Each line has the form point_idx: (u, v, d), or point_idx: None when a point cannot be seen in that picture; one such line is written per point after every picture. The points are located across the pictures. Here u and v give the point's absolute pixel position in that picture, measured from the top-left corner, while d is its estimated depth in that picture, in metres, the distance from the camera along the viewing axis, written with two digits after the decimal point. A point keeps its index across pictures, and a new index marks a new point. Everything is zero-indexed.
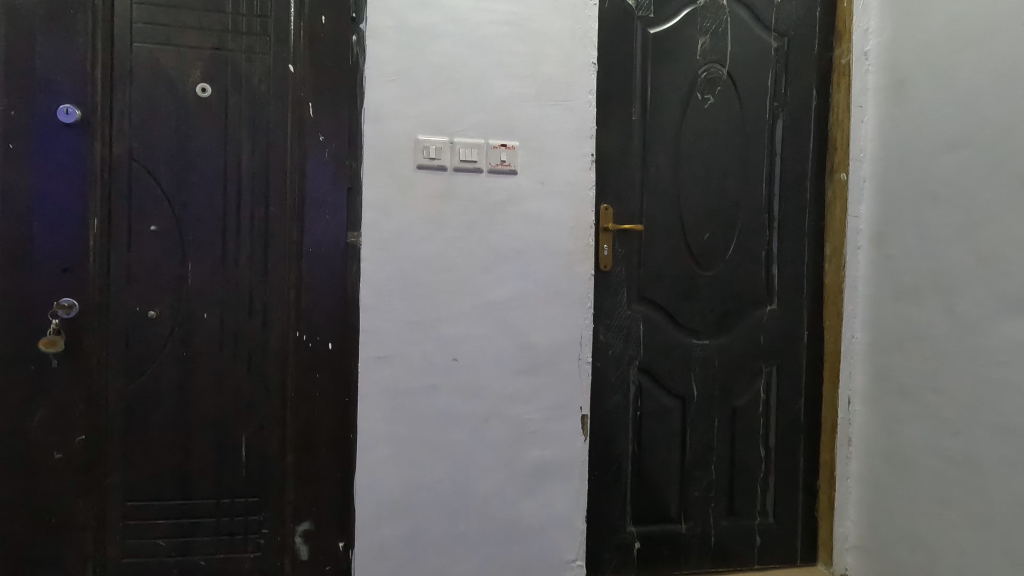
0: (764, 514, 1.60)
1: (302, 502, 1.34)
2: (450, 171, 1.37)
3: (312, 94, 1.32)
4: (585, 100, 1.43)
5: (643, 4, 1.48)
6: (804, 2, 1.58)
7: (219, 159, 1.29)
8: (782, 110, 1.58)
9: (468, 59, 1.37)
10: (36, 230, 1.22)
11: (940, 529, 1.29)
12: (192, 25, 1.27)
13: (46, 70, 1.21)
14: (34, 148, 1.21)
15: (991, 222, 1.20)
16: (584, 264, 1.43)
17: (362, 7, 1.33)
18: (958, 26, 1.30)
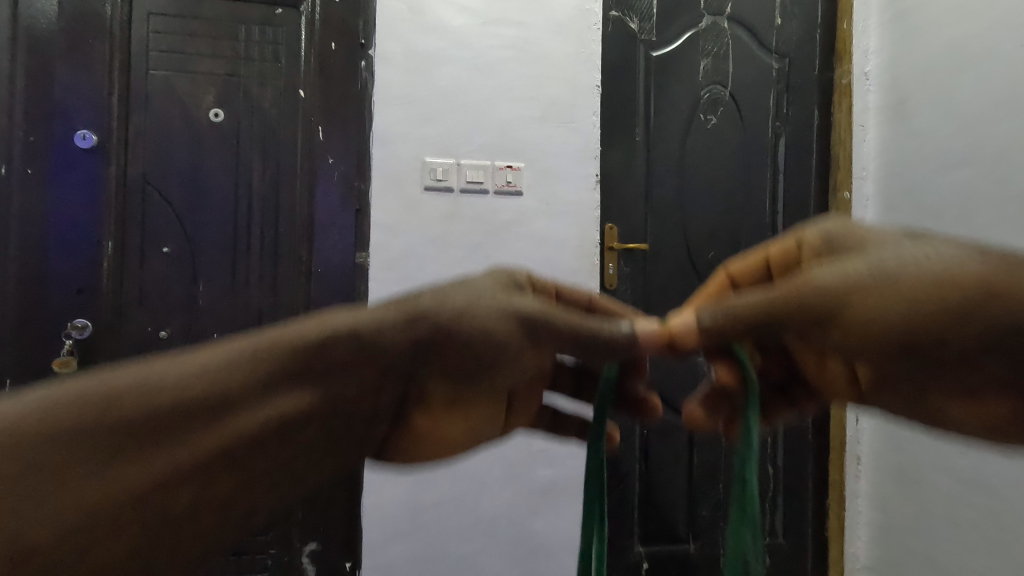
0: (774, 534, 1.58)
1: (309, 523, 1.34)
2: (457, 192, 1.39)
3: (321, 117, 1.34)
4: (589, 122, 1.45)
5: (645, 28, 1.51)
6: (803, 24, 1.61)
7: (230, 181, 1.31)
8: (784, 129, 1.59)
9: (474, 83, 1.40)
10: (50, 253, 1.24)
11: (950, 549, 1.29)
12: (205, 52, 1.30)
13: (65, 97, 1.24)
14: (50, 172, 1.23)
15: (995, 239, 1.21)
16: (589, 283, 1.44)
17: (371, 33, 1.36)
18: (959, 48, 1.32)
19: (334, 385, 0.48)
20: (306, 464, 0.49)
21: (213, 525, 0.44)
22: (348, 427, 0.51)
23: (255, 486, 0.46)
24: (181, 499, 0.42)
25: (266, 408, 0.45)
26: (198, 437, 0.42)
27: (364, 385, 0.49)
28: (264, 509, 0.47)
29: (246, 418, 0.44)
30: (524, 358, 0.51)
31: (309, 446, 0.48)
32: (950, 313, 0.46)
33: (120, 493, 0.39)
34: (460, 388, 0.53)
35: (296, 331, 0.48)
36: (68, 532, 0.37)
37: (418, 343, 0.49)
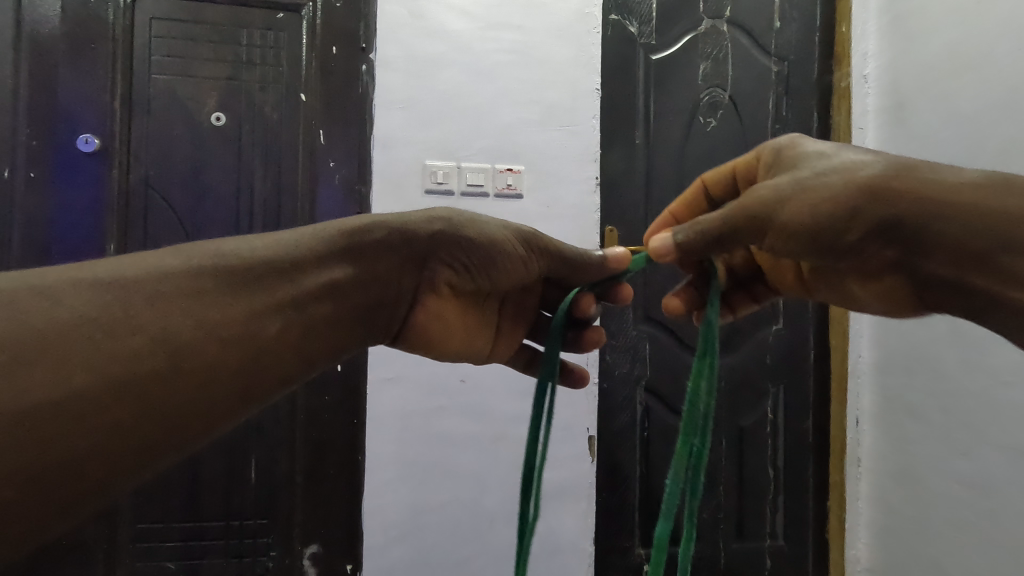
0: (774, 536, 1.59)
1: (310, 525, 1.34)
2: (457, 196, 1.39)
3: (323, 121, 1.35)
4: (589, 125, 1.46)
5: (644, 31, 1.51)
6: (802, 27, 1.61)
7: (232, 185, 1.31)
8: (784, 132, 1.60)
9: (475, 87, 1.41)
10: (53, 256, 1.24)
11: (947, 549, 1.30)
12: (207, 56, 1.31)
13: (69, 101, 1.25)
14: (54, 175, 1.24)
15: None
16: None
17: (372, 37, 1.37)
18: (958, 51, 1.33)
19: (364, 261, 0.62)
20: (351, 323, 0.62)
21: (292, 363, 0.55)
22: (380, 300, 0.65)
23: (320, 334, 0.58)
24: (271, 333, 0.53)
25: (323, 274, 0.58)
26: (273, 288, 0.54)
27: (389, 264, 0.65)
28: (323, 354, 0.59)
29: (313, 278, 0.57)
30: (518, 258, 0.70)
31: (352, 309, 0.61)
32: (848, 210, 0.56)
33: (229, 322, 0.49)
34: (469, 281, 0.70)
35: (334, 224, 0.61)
36: (198, 346, 0.47)
37: (438, 237, 0.67)
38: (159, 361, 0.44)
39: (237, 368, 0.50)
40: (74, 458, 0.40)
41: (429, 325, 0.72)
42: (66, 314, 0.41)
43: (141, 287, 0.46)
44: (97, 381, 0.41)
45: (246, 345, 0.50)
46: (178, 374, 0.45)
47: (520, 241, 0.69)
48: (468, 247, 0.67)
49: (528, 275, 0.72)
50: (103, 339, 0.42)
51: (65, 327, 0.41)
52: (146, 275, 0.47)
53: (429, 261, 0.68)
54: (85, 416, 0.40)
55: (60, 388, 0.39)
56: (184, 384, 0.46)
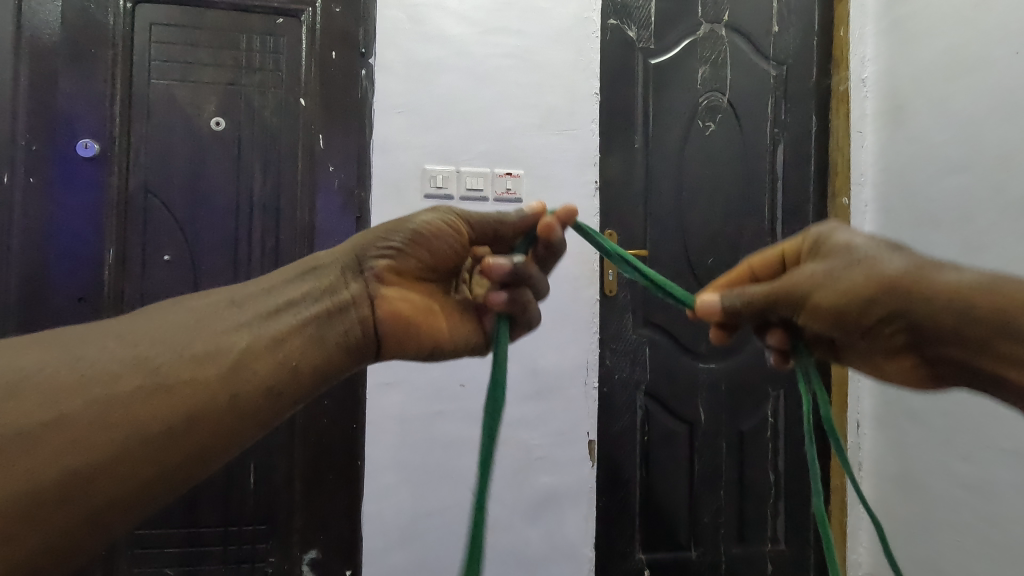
0: (775, 540, 1.58)
1: (309, 531, 1.33)
2: (457, 200, 1.40)
3: (322, 125, 1.35)
4: (588, 129, 1.46)
5: (643, 36, 1.52)
6: (801, 31, 1.62)
7: (231, 189, 1.31)
8: (782, 136, 1.60)
9: (474, 91, 1.41)
10: (53, 262, 1.24)
11: (950, 555, 1.29)
12: (207, 61, 1.31)
13: (68, 106, 1.25)
14: (53, 181, 1.24)
15: (992, 245, 1.23)
16: (589, 290, 1.45)
17: (371, 43, 1.37)
18: (953, 55, 1.34)
19: (315, 281, 0.68)
20: (326, 334, 0.65)
21: (267, 375, 0.60)
22: (344, 315, 0.68)
23: (292, 348, 0.63)
24: (238, 347, 0.60)
25: (276, 299, 0.65)
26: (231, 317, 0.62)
27: (338, 278, 0.69)
28: (305, 368, 0.63)
29: (263, 304, 0.64)
30: (439, 232, 0.73)
31: (318, 321, 0.65)
32: (871, 300, 0.61)
33: (192, 348, 0.58)
34: (412, 261, 0.73)
35: (282, 268, 0.70)
36: (172, 367, 0.56)
37: (367, 242, 0.72)
38: (131, 388, 0.54)
39: (213, 386, 0.57)
40: (77, 471, 0.50)
41: (398, 318, 0.71)
42: (57, 365, 0.53)
43: (116, 339, 0.57)
44: (84, 408, 0.52)
45: (212, 364, 0.58)
46: (149, 396, 0.54)
47: (439, 218, 0.73)
48: (399, 237, 0.72)
49: (458, 249, 0.75)
50: (88, 376, 0.53)
51: (59, 372, 0.53)
52: (126, 331, 0.58)
53: (366, 260, 0.71)
54: (79, 438, 0.51)
55: (54, 415, 0.50)
56: (158, 404, 0.54)
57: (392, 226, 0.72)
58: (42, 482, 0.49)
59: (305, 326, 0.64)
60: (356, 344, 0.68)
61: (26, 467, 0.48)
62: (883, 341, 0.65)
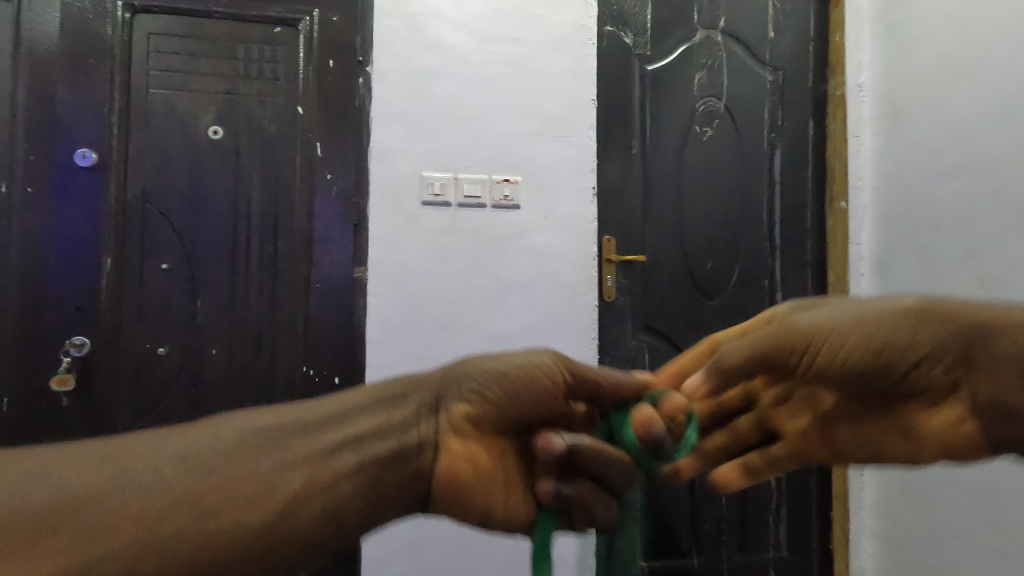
0: (778, 547, 1.57)
1: None
2: (454, 207, 1.39)
3: (320, 134, 1.35)
4: (586, 136, 1.47)
5: (640, 42, 1.52)
6: (797, 37, 1.62)
7: (230, 197, 1.32)
8: (780, 141, 1.60)
9: (470, 98, 1.41)
10: (50, 271, 1.24)
11: (956, 563, 1.27)
12: (205, 70, 1.31)
13: (67, 117, 1.26)
14: (51, 191, 1.24)
15: (990, 249, 1.23)
16: (588, 296, 1.44)
17: (368, 51, 1.38)
18: (950, 59, 1.34)
19: (382, 413, 0.54)
20: (383, 485, 0.50)
21: (315, 530, 0.44)
22: (407, 459, 0.53)
23: (347, 494, 0.47)
24: (292, 487, 0.44)
25: (356, 422, 0.51)
26: (288, 444, 0.46)
27: (408, 410, 0.55)
28: (351, 518, 0.47)
29: (335, 432, 0.49)
30: (536, 378, 0.61)
31: (371, 474, 0.49)
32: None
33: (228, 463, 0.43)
34: (489, 409, 0.60)
35: (342, 392, 0.54)
36: (231, 477, 0.42)
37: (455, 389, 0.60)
38: (185, 506, 0.39)
39: (263, 530, 0.41)
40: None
41: (458, 475, 0.58)
42: (110, 479, 0.39)
43: (171, 437, 0.43)
44: (125, 547, 0.36)
45: (263, 503, 0.42)
46: (207, 537, 0.39)
47: (547, 361, 0.62)
48: (489, 383, 0.60)
49: (552, 384, 0.62)
50: (132, 499, 0.38)
51: (96, 481, 0.38)
52: (184, 444, 0.43)
53: (444, 399, 0.59)
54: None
55: (88, 545, 0.35)
56: (234, 509, 0.41)
57: (471, 372, 0.61)
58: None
59: (383, 461, 0.50)
60: (401, 504, 0.53)
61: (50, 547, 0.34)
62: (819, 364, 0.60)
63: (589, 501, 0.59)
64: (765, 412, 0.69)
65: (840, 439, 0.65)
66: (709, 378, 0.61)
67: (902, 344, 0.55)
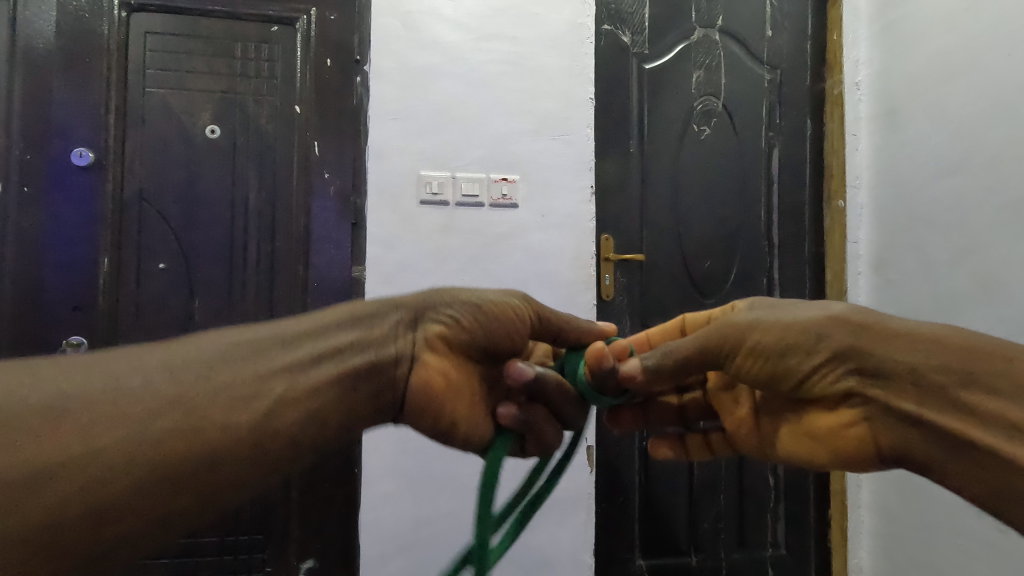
0: (776, 545, 1.57)
1: (306, 539, 1.32)
2: (452, 206, 1.39)
3: (317, 133, 1.35)
4: (583, 134, 1.47)
5: (637, 41, 1.52)
6: (794, 35, 1.62)
7: (227, 196, 1.31)
8: (777, 139, 1.61)
9: (468, 97, 1.41)
10: (47, 271, 1.23)
11: (953, 560, 1.28)
12: (202, 69, 1.31)
13: (63, 116, 1.25)
14: (47, 190, 1.24)
15: (986, 247, 1.23)
16: (586, 295, 1.44)
17: (366, 50, 1.38)
18: (947, 58, 1.35)
19: (355, 332, 0.59)
20: (359, 394, 0.57)
21: (300, 427, 0.51)
22: (384, 370, 0.59)
23: (325, 399, 0.54)
24: (277, 393, 0.50)
25: (331, 339, 0.57)
26: (267, 357, 0.52)
27: (383, 329, 0.61)
28: (331, 421, 0.54)
29: (308, 347, 0.55)
30: (506, 315, 0.66)
31: (346, 384, 0.56)
32: (937, 371, 0.54)
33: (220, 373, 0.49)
34: (462, 334, 0.65)
35: (316, 313, 0.60)
36: (221, 385, 0.48)
37: (431, 312, 0.65)
38: (172, 407, 0.45)
39: (252, 428, 0.48)
40: (100, 510, 0.40)
41: (430, 391, 0.62)
42: (100, 389, 0.44)
43: (159, 354, 0.49)
44: (120, 439, 0.42)
45: (247, 404, 0.49)
46: (193, 433, 0.45)
47: (517, 300, 0.67)
48: (462, 311, 0.65)
49: (519, 321, 0.67)
50: (123, 401, 0.44)
51: (97, 391, 0.44)
52: (167, 359, 0.48)
53: (421, 319, 0.65)
54: (108, 466, 0.41)
55: (86, 438, 0.41)
56: (226, 410, 0.47)
57: (449, 299, 0.66)
58: (44, 515, 0.38)
59: (356, 373, 0.57)
60: (376, 414, 0.60)
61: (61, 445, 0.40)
62: (744, 364, 0.61)
63: (545, 428, 0.66)
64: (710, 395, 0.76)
65: (766, 430, 0.70)
66: (647, 370, 0.60)
67: (806, 352, 0.59)
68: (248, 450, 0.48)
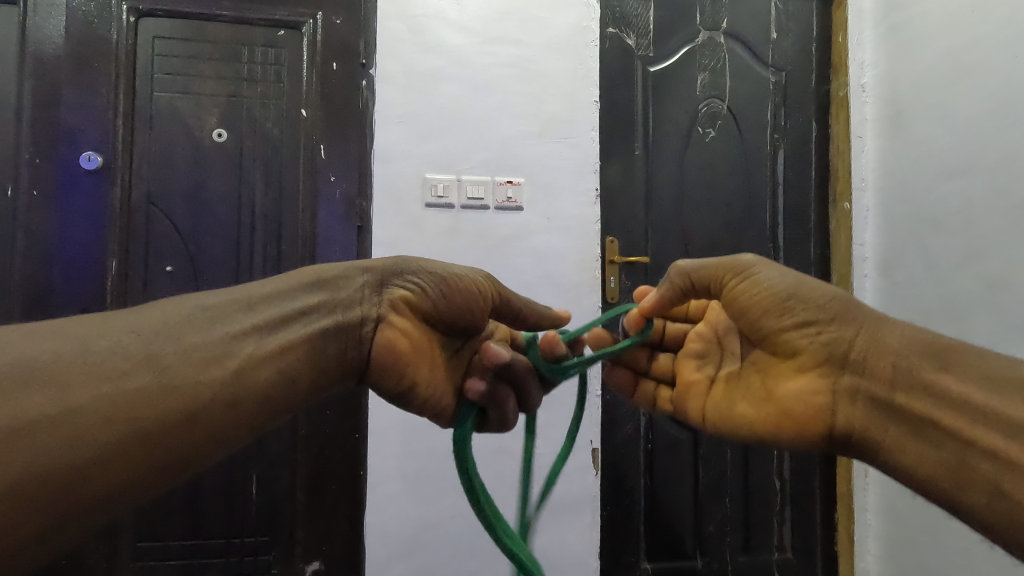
0: (781, 548, 1.57)
1: (312, 541, 1.33)
2: (458, 209, 1.40)
3: (323, 136, 1.36)
4: (588, 137, 1.47)
5: (641, 44, 1.52)
6: (799, 37, 1.62)
7: (233, 199, 1.32)
8: (783, 142, 1.60)
9: (473, 100, 1.42)
10: (55, 273, 1.24)
11: (960, 562, 1.27)
12: (209, 73, 1.32)
13: (72, 120, 1.26)
14: (56, 194, 1.25)
15: (993, 248, 1.23)
16: (590, 297, 1.45)
17: (371, 53, 1.38)
18: (952, 59, 1.35)
19: (324, 294, 0.60)
20: (327, 352, 0.57)
21: (273, 381, 0.52)
22: (352, 330, 0.60)
23: (294, 360, 0.54)
24: (248, 352, 0.51)
25: (300, 300, 0.57)
26: (236, 317, 0.52)
27: (352, 292, 0.62)
28: (302, 379, 0.55)
29: (277, 307, 0.55)
30: (471, 290, 0.67)
31: (314, 343, 0.56)
32: (913, 355, 0.57)
33: (188, 334, 0.49)
34: (427, 302, 0.66)
35: (279, 276, 0.59)
36: (192, 343, 0.48)
37: (398, 276, 0.65)
38: (142, 367, 0.45)
39: (224, 385, 0.48)
40: (84, 466, 0.40)
41: (394, 350, 0.63)
42: (66, 353, 0.43)
43: (124, 320, 0.48)
44: (95, 399, 0.42)
45: (220, 363, 0.49)
46: (169, 391, 0.45)
47: (482, 277, 0.68)
48: (430, 280, 0.66)
49: (481, 297, 0.68)
50: (97, 364, 0.43)
51: (64, 353, 0.43)
52: (134, 322, 0.48)
53: (387, 283, 0.64)
54: (85, 424, 0.41)
55: (65, 397, 0.41)
56: (197, 369, 0.47)
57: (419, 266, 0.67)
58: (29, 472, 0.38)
59: (324, 335, 0.57)
60: (344, 374, 0.60)
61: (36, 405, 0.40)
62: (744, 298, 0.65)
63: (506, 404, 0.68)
64: (680, 357, 0.78)
65: (716, 395, 0.72)
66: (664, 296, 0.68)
67: (814, 305, 0.61)
68: (224, 407, 0.48)
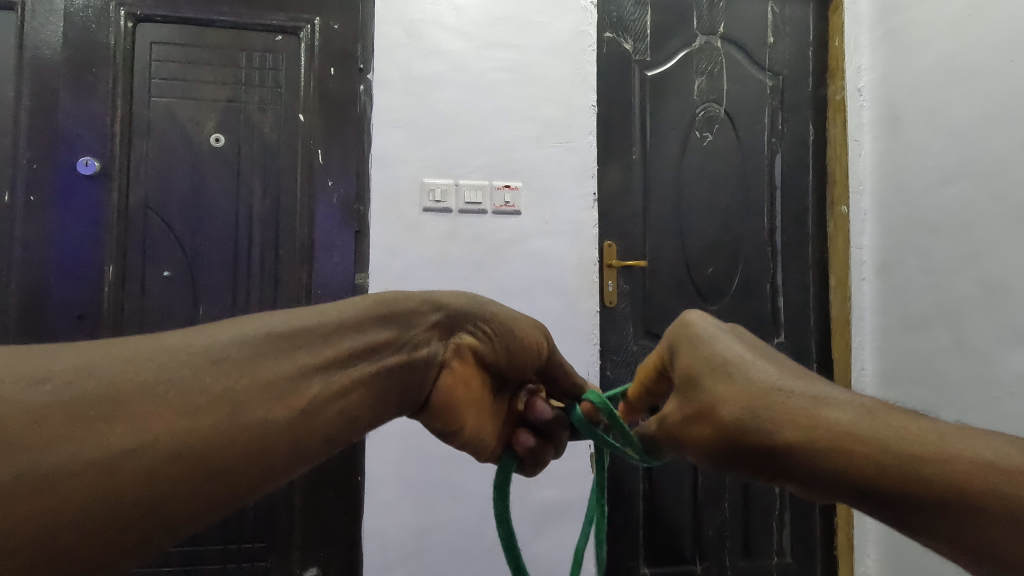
0: (781, 553, 1.56)
1: (309, 547, 1.32)
2: (456, 213, 1.40)
3: (322, 141, 1.36)
4: (586, 141, 1.47)
5: (639, 48, 1.53)
6: (797, 41, 1.62)
7: (231, 203, 1.32)
8: (780, 145, 1.61)
9: (470, 104, 1.42)
10: (52, 279, 1.24)
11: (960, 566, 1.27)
12: (207, 79, 1.32)
13: (70, 126, 1.26)
14: (55, 200, 1.25)
15: (991, 252, 1.23)
16: (589, 302, 1.44)
17: (369, 58, 1.39)
18: (948, 64, 1.35)
19: (394, 328, 0.54)
20: (383, 394, 0.53)
21: (333, 423, 0.47)
22: (414, 372, 0.57)
23: (358, 400, 0.49)
24: (314, 393, 0.45)
25: (368, 335, 0.52)
26: (313, 348, 0.46)
27: (418, 332, 0.57)
28: (362, 419, 0.50)
29: (351, 340, 0.50)
30: (531, 343, 0.66)
31: (376, 384, 0.52)
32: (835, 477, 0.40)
33: (267, 365, 0.42)
34: (491, 353, 0.64)
35: (354, 298, 0.53)
36: (273, 375, 0.42)
37: (470, 318, 0.61)
38: (217, 403, 0.38)
39: (292, 427, 0.43)
40: (144, 521, 0.34)
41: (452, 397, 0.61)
42: (120, 371, 0.36)
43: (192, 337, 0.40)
44: (169, 436, 0.36)
45: (289, 402, 0.43)
46: (244, 431, 0.39)
47: (542, 334, 0.67)
48: (497, 329, 0.63)
49: (540, 352, 0.67)
50: (171, 391, 0.37)
51: (127, 373, 0.36)
52: (213, 343, 0.41)
53: (455, 327, 0.61)
54: (155, 468, 0.35)
55: (136, 433, 0.34)
56: (273, 410, 0.42)
57: (496, 312, 0.63)
58: (94, 527, 0.32)
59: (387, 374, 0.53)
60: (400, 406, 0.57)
61: (97, 441, 0.33)
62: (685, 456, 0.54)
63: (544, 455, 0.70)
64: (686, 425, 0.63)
65: None
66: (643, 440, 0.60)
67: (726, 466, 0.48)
68: (289, 456, 0.43)
